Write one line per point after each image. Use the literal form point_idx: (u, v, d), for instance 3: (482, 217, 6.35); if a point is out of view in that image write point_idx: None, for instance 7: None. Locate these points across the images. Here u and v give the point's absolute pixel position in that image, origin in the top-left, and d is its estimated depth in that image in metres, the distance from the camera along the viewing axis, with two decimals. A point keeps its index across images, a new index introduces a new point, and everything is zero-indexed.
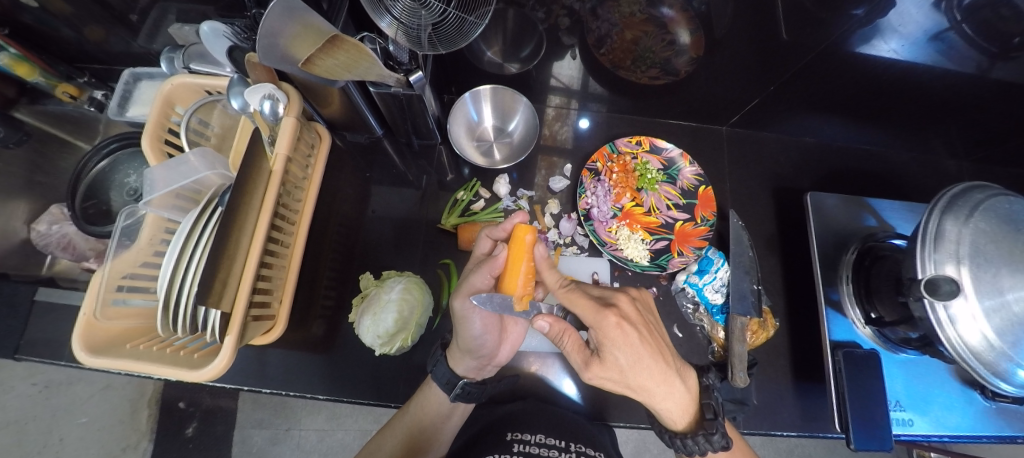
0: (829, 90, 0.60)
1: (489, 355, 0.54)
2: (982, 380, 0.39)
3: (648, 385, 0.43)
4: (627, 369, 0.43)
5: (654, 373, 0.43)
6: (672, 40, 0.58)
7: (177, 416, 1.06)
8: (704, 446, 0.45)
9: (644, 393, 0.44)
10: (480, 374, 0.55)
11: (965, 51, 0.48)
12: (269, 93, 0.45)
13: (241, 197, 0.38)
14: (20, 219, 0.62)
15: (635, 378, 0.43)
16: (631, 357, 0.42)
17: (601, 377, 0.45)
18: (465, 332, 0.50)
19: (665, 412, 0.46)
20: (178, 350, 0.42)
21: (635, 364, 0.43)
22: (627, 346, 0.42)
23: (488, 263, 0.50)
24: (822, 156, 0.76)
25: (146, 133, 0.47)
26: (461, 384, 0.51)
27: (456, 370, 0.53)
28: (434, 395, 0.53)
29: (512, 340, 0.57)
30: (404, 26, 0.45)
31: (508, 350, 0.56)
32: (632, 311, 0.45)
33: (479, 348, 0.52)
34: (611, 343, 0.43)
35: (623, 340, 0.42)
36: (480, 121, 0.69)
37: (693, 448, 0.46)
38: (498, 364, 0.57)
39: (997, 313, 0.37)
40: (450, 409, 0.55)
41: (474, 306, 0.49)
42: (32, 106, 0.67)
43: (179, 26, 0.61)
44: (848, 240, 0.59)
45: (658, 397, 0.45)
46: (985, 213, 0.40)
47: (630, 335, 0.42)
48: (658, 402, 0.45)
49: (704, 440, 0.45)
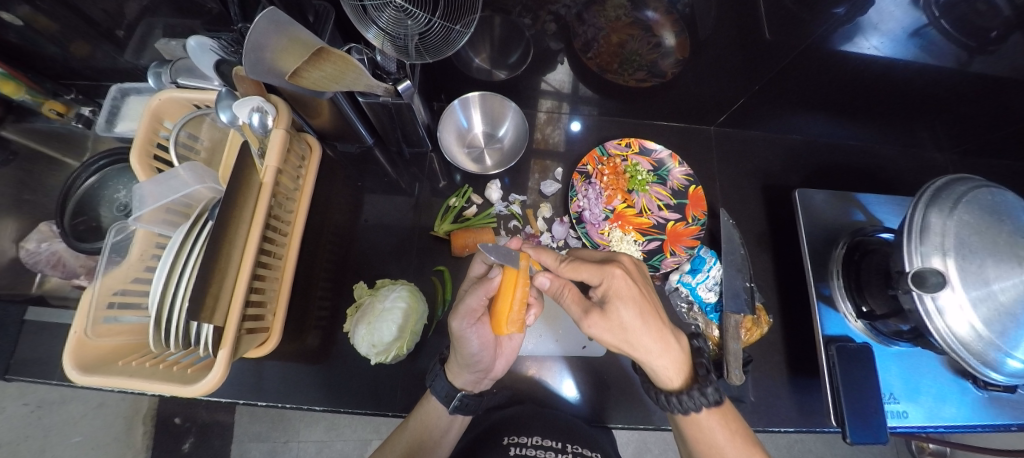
0: (814, 88, 0.61)
1: (486, 369, 0.54)
2: (972, 370, 0.40)
3: (645, 342, 0.44)
4: (629, 324, 0.43)
5: (652, 329, 0.44)
6: (658, 43, 0.60)
7: (173, 432, 1.05)
8: (700, 401, 0.46)
9: (641, 350, 0.44)
10: (477, 387, 0.55)
11: (944, 46, 0.49)
12: (257, 106, 0.45)
13: (231, 211, 0.38)
14: (9, 238, 0.61)
15: (635, 333, 0.43)
16: (633, 310, 0.43)
17: (600, 329, 0.45)
18: (463, 349, 0.49)
19: (661, 371, 0.46)
20: (171, 366, 0.42)
21: (637, 319, 0.43)
22: (630, 298, 0.44)
23: (482, 285, 0.47)
24: (810, 153, 0.76)
25: (134, 150, 0.47)
26: (458, 396, 0.52)
27: (454, 382, 0.53)
28: (431, 409, 0.52)
29: (508, 353, 0.56)
30: (390, 36, 0.45)
31: (503, 362, 0.56)
32: (633, 269, 0.48)
33: (477, 363, 0.51)
34: (617, 295, 0.44)
35: (626, 291, 0.44)
36: (471, 128, 0.70)
37: (686, 405, 0.46)
38: (494, 377, 0.57)
39: (985, 303, 0.38)
40: (449, 422, 0.54)
41: (469, 326, 0.48)
42: (19, 124, 0.67)
43: (165, 41, 0.60)
44: (837, 235, 0.60)
45: (654, 354, 0.45)
46: (969, 205, 0.40)
47: (632, 288, 0.44)
48: (654, 359, 0.45)
49: (699, 394, 0.45)
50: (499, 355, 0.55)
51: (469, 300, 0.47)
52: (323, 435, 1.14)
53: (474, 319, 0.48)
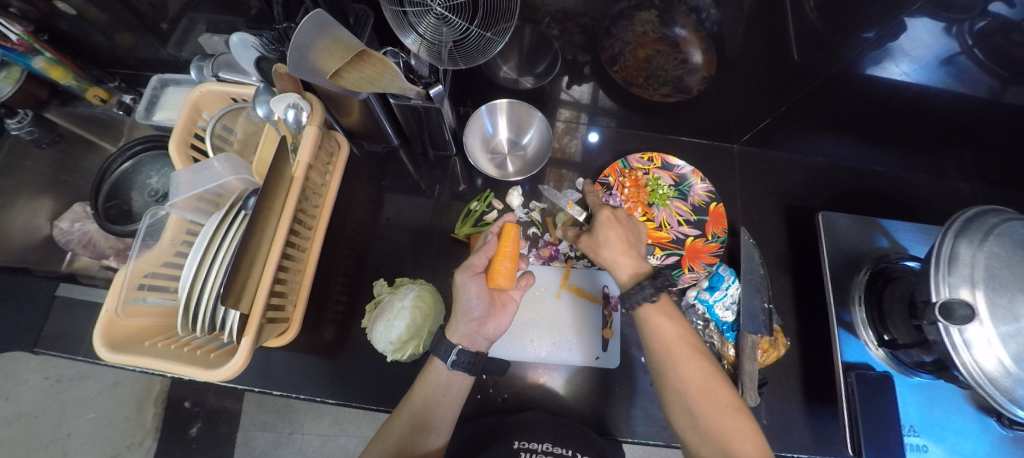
0: (840, 112, 0.61)
1: (480, 322, 0.54)
2: (998, 407, 0.38)
3: (615, 249, 0.54)
4: (609, 233, 0.55)
5: (624, 243, 0.54)
6: (683, 59, 0.62)
7: (183, 415, 1.06)
8: (641, 292, 0.49)
9: (608, 253, 0.54)
10: (474, 344, 0.54)
11: (978, 77, 0.48)
12: (293, 103, 0.47)
13: (265, 203, 0.39)
14: (44, 217, 0.64)
15: (608, 242, 0.54)
16: (612, 227, 0.55)
17: (585, 241, 0.57)
18: (460, 300, 0.52)
19: (621, 271, 0.53)
20: (194, 349, 0.43)
21: (614, 231, 0.55)
22: (612, 220, 0.56)
23: (483, 246, 0.55)
24: (833, 176, 0.76)
25: (174, 138, 0.48)
26: (456, 349, 0.51)
27: (451, 338, 0.53)
28: (435, 368, 0.52)
29: (501, 319, 0.57)
30: (427, 42, 0.46)
31: (496, 326, 0.57)
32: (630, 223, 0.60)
33: (473, 314, 0.53)
34: (603, 218, 0.56)
35: (611, 217, 0.56)
36: (495, 134, 0.71)
37: (631, 295, 0.49)
38: (490, 338, 0.56)
39: (1015, 339, 0.37)
40: (450, 380, 0.52)
41: (470, 277, 0.53)
42: (63, 108, 0.70)
43: (208, 36, 0.63)
44: (860, 261, 0.59)
45: (618, 260, 0.53)
46: (1001, 237, 0.39)
47: (617, 216, 0.57)
48: (618, 260, 0.53)
49: (643, 287, 0.49)
50: (494, 316, 0.56)
51: (473, 258, 0.54)
52: (327, 429, 1.14)
53: (473, 273, 0.53)
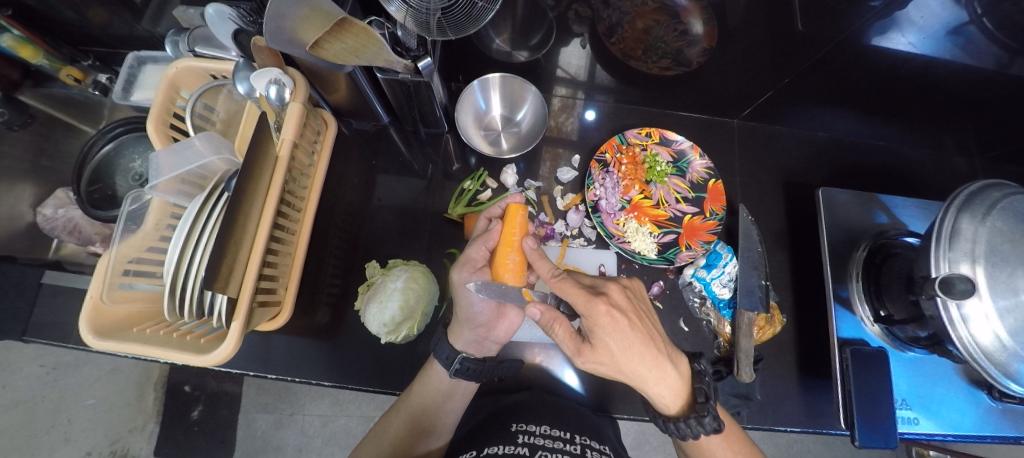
0: (843, 85, 0.59)
1: (487, 326, 0.53)
2: (992, 380, 0.38)
3: (640, 371, 0.44)
4: (618, 355, 0.44)
5: (646, 358, 0.44)
6: (684, 30, 0.57)
7: (183, 399, 1.08)
8: (697, 429, 0.45)
9: (636, 378, 0.44)
10: (480, 351, 0.54)
11: (984, 46, 0.47)
12: (274, 78, 0.44)
13: (247, 184, 0.37)
14: (26, 203, 0.62)
15: (628, 365, 0.44)
16: (621, 343, 0.43)
17: (593, 363, 0.46)
18: (464, 300, 0.50)
19: (658, 397, 0.46)
20: (184, 335, 0.42)
21: (624, 351, 0.43)
22: (617, 332, 0.43)
23: (483, 236, 0.52)
24: (833, 151, 0.74)
25: (151, 118, 0.46)
26: (460, 357, 0.51)
27: (455, 345, 0.53)
28: (434, 373, 0.52)
29: (512, 318, 0.56)
30: (413, 10, 0.43)
31: (506, 326, 0.56)
32: (623, 300, 0.46)
33: (477, 317, 0.51)
34: (602, 330, 0.43)
35: (612, 326, 0.43)
36: (488, 110, 0.68)
37: (685, 431, 0.46)
38: (497, 340, 0.56)
39: (1011, 313, 0.36)
40: (451, 388, 0.54)
41: (471, 274, 0.51)
42: (36, 89, 0.66)
43: (182, 9, 0.58)
44: (859, 237, 0.59)
45: (650, 383, 0.45)
46: (1004, 212, 0.38)
47: (619, 322, 0.43)
48: (650, 387, 0.45)
49: (696, 423, 0.45)
50: (505, 317, 0.55)
51: (470, 250, 0.52)
52: (328, 410, 1.16)
53: (474, 269, 0.52)
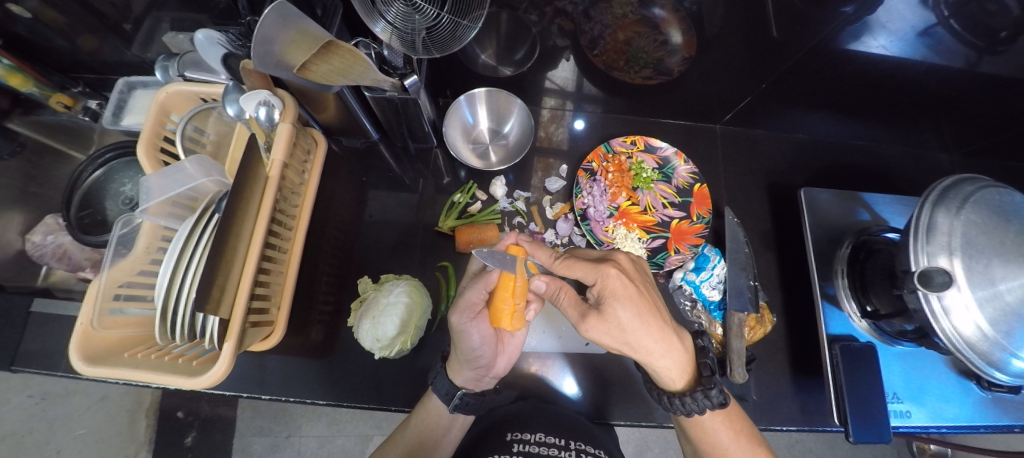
0: (823, 87, 0.61)
1: (487, 366, 0.53)
2: (977, 370, 0.39)
3: (646, 343, 0.45)
4: (626, 325, 0.44)
5: (652, 329, 0.45)
6: (664, 40, 0.58)
7: (175, 425, 1.08)
8: (703, 403, 0.46)
9: (643, 351, 0.45)
10: (479, 385, 0.54)
11: (953, 47, 0.49)
12: (264, 99, 0.45)
13: (237, 204, 0.37)
14: (14, 231, 0.61)
15: (635, 335, 0.45)
16: (631, 311, 0.44)
17: (599, 332, 0.46)
18: (463, 344, 0.49)
19: (664, 372, 0.47)
20: (176, 358, 0.42)
21: (634, 319, 0.44)
22: (627, 298, 0.45)
23: (481, 278, 0.47)
24: (815, 152, 0.76)
25: (141, 141, 0.47)
26: (459, 394, 0.51)
27: (455, 380, 0.52)
28: (433, 407, 0.52)
29: (510, 352, 0.56)
30: (398, 30, 0.45)
31: (505, 360, 0.55)
32: (630, 269, 0.49)
33: (477, 359, 0.50)
34: (612, 295, 0.45)
35: (622, 291, 0.45)
36: (475, 124, 0.70)
37: (689, 406, 0.46)
38: (497, 376, 0.55)
39: (990, 303, 0.37)
40: (450, 421, 0.54)
41: (470, 320, 0.48)
42: (26, 117, 0.67)
43: (173, 34, 0.61)
44: (842, 235, 0.60)
45: (656, 355, 0.46)
46: (976, 204, 0.40)
47: (629, 288, 0.45)
48: (657, 360, 0.46)
49: (702, 396, 0.46)
50: (501, 352, 0.55)
51: (469, 294, 0.47)
52: (325, 430, 1.14)
53: (474, 313, 0.48)
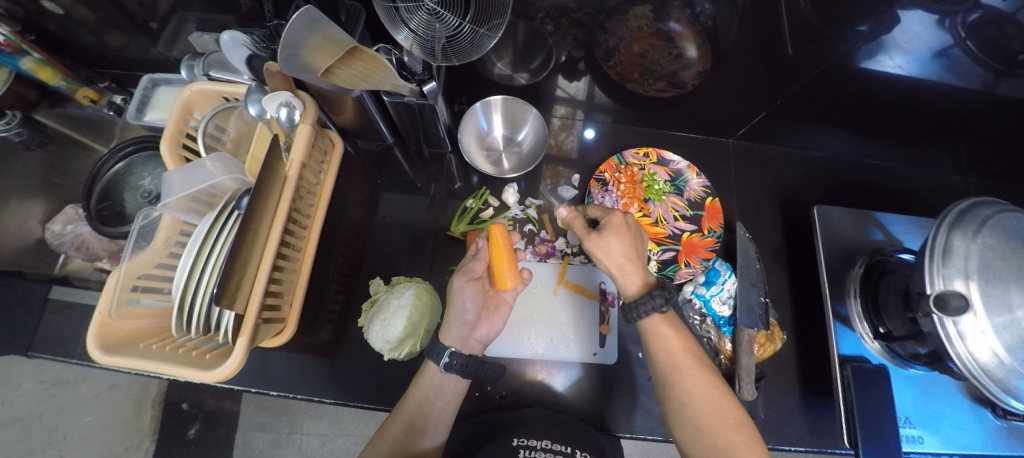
0: (837, 104, 0.61)
1: (473, 324, 0.53)
2: (993, 397, 0.38)
3: (629, 256, 0.51)
4: (622, 241, 0.51)
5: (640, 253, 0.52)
6: (678, 53, 0.60)
7: (180, 417, 1.06)
8: (652, 304, 0.48)
9: (622, 261, 0.51)
10: (465, 347, 0.53)
11: (971, 69, 0.48)
12: (286, 100, 0.46)
13: (257, 203, 0.38)
14: (37, 219, 0.63)
15: (625, 251, 0.51)
16: (630, 236, 0.52)
17: (597, 241, 0.52)
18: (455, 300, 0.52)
19: (631, 283, 0.50)
20: (189, 351, 0.43)
21: (630, 240, 0.52)
22: (630, 228, 0.53)
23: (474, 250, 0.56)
24: (828, 169, 0.76)
25: (165, 138, 0.48)
26: (450, 350, 0.50)
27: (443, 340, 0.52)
28: (428, 371, 0.51)
29: (498, 319, 0.56)
30: (419, 38, 0.46)
31: (491, 327, 0.55)
32: None
33: (466, 313, 0.52)
34: (621, 221, 0.53)
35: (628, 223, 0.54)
36: (490, 130, 0.71)
37: (642, 306, 0.48)
38: (482, 341, 0.54)
39: (1008, 329, 0.37)
40: (444, 383, 0.50)
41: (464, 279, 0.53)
42: (52, 109, 0.69)
43: (199, 34, 0.62)
44: (855, 254, 0.60)
45: (632, 267, 0.50)
46: (993, 228, 0.40)
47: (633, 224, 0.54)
48: (628, 271, 0.50)
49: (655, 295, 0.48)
50: (487, 320, 0.55)
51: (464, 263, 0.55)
52: (326, 429, 1.14)
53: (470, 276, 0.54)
